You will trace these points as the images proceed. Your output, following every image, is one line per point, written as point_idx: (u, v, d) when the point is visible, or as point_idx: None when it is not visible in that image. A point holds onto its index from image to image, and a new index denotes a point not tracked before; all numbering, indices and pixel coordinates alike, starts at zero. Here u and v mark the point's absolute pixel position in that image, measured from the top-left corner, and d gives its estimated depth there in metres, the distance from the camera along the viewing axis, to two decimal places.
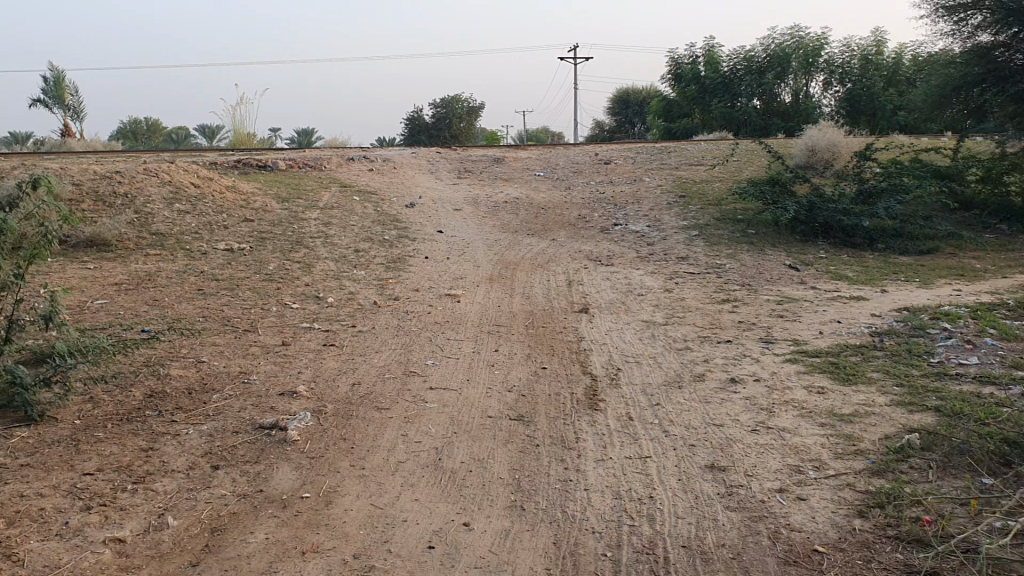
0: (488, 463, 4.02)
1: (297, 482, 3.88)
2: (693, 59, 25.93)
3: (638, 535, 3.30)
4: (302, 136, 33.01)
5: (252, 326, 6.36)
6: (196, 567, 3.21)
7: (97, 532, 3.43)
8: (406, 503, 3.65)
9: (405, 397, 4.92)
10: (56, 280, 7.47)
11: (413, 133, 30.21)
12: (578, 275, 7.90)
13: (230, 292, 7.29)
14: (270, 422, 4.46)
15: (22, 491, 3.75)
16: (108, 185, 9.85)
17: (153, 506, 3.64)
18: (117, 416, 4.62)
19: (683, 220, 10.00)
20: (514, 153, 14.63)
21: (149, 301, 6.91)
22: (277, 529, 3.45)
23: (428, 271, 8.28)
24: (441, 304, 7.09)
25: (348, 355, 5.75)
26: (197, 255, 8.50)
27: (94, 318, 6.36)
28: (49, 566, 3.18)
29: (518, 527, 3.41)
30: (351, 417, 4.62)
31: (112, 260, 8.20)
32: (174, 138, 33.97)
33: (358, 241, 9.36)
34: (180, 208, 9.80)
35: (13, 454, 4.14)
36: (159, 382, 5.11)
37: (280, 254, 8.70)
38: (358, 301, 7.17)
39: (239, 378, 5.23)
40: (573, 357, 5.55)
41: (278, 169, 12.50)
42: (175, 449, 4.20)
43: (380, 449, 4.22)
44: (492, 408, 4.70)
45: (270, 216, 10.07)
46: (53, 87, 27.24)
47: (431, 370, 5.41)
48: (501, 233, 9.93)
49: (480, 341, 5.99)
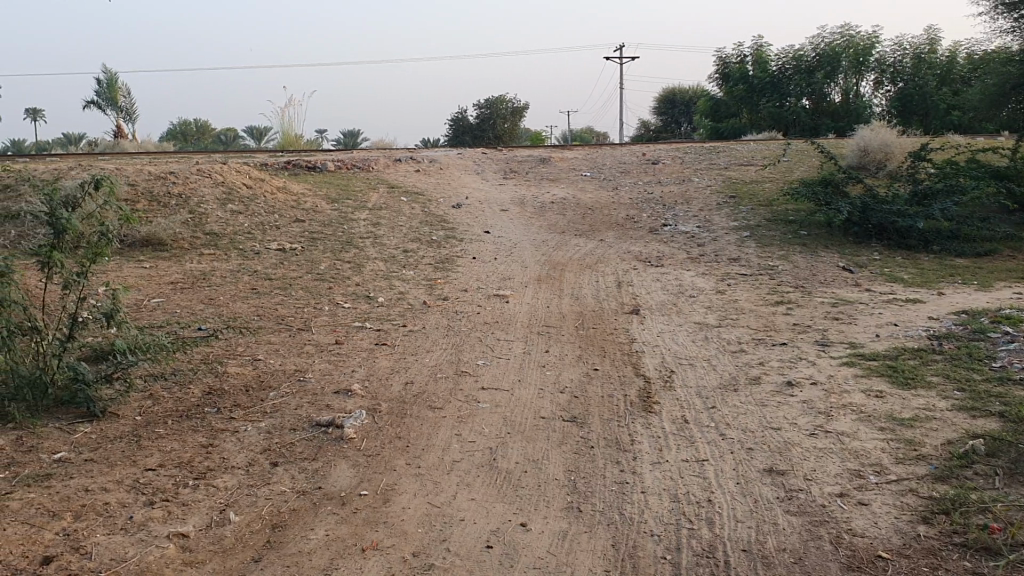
0: (543, 463, 4.02)
1: (354, 479, 3.91)
2: (741, 58, 25.71)
3: (697, 539, 3.28)
4: (347, 137, 33.38)
5: (306, 325, 6.44)
6: (258, 563, 3.25)
7: (161, 526, 3.49)
8: (463, 502, 3.67)
9: (458, 397, 4.94)
10: (115, 278, 7.63)
11: (458, 133, 30.43)
12: (628, 275, 7.90)
13: (283, 292, 7.38)
14: (327, 420, 4.50)
15: (87, 486, 3.83)
16: (163, 185, 10.04)
17: (215, 502, 3.70)
18: (176, 412, 4.70)
19: (732, 221, 9.92)
20: (560, 153, 14.62)
21: (205, 300, 7.02)
22: (336, 527, 3.49)
23: (477, 272, 8.31)
24: (490, 304, 7.11)
25: (400, 354, 5.79)
26: (250, 254, 8.63)
27: (152, 316, 6.49)
28: (115, 559, 3.25)
29: (576, 528, 3.41)
30: (405, 416, 4.65)
31: (168, 259, 8.35)
32: (223, 139, 34.52)
33: (407, 241, 9.43)
34: (233, 208, 9.95)
35: (77, 450, 4.23)
36: (217, 379, 5.19)
37: (331, 254, 8.79)
38: (408, 301, 7.22)
39: (294, 376, 5.29)
40: (625, 357, 5.55)
41: (327, 170, 12.65)
42: (235, 446, 4.26)
43: (435, 448, 4.24)
44: (545, 408, 4.70)
45: (321, 216, 10.18)
46: (105, 88, 27.89)
47: (482, 370, 5.42)
48: (549, 233, 9.94)
49: (532, 341, 6.01)
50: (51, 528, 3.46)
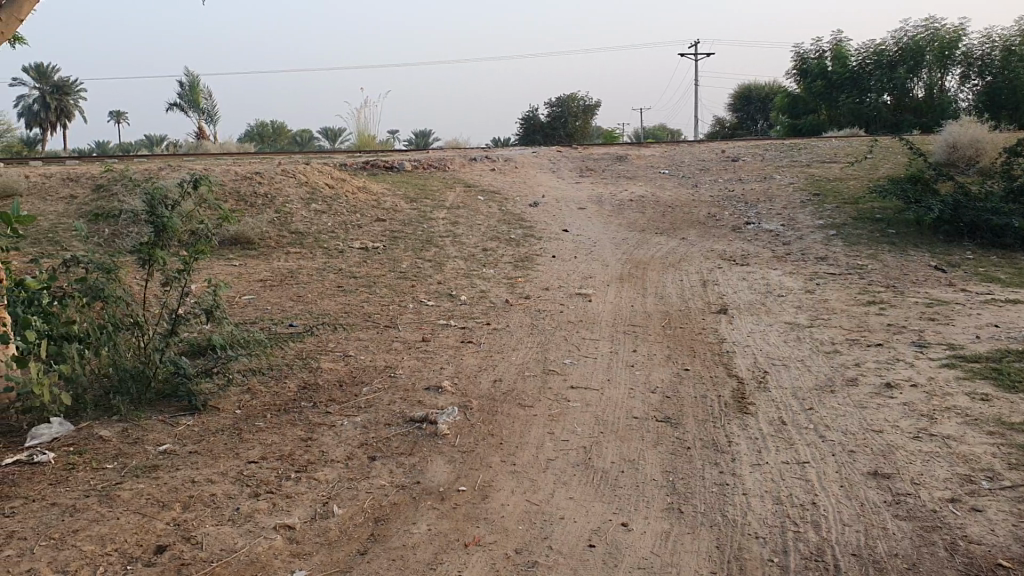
0: (640, 463, 3.99)
1: (451, 475, 3.95)
2: (819, 54, 25.33)
3: (805, 542, 3.23)
4: (419, 137, 33.68)
5: (392, 322, 6.52)
6: (364, 556, 3.30)
7: (266, 518, 3.57)
8: (562, 500, 3.67)
9: (548, 396, 4.93)
10: (206, 277, 7.84)
11: (529, 132, 30.48)
12: (712, 275, 7.79)
13: (368, 290, 7.48)
14: (420, 416, 4.56)
15: (193, 477, 3.94)
16: (250, 185, 10.26)
17: (317, 494, 3.77)
18: (275, 406, 4.80)
19: (817, 219, 9.72)
20: (637, 152, 14.49)
21: (294, 297, 7.16)
22: (438, 521, 3.53)
23: (558, 271, 8.26)
24: (573, 303, 7.08)
25: (487, 352, 5.81)
26: (333, 253, 8.75)
27: (245, 314, 6.64)
28: (225, 550, 3.33)
29: (679, 529, 3.39)
30: (496, 413, 4.67)
31: (255, 258, 8.53)
32: (297, 140, 35.19)
33: (486, 241, 9.43)
34: (317, 208, 10.13)
35: (182, 442, 4.35)
36: (311, 374, 5.29)
37: (413, 252, 8.87)
38: (490, 299, 7.22)
39: (385, 372, 5.36)
40: (716, 358, 5.49)
41: (405, 170, 12.80)
42: (333, 439, 4.33)
43: (529, 446, 4.24)
44: (637, 408, 4.67)
45: (400, 216, 10.28)
46: (188, 91, 28.65)
47: (570, 369, 5.40)
48: (629, 232, 9.87)
49: (618, 341, 5.97)
50: (162, 517, 3.56)
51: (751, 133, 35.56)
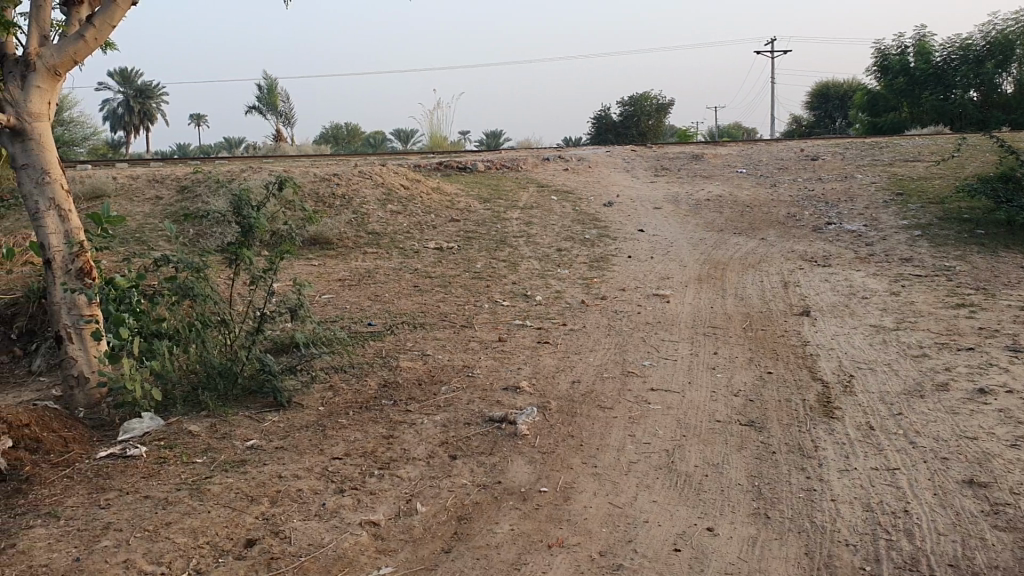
0: (725, 467, 3.94)
1: (533, 475, 3.95)
2: (901, 50, 24.80)
3: (898, 551, 3.15)
4: (489, 138, 33.83)
5: (468, 322, 6.55)
6: (449, 554, 3.33)
7: (352, 514, 3.62)
8: (645, 503, 3.64)
9: (627, 397, 4.91)
10: (287, 277, 8.00)
11: (600, 131, 30.40)
12: (792, 275, 7.67)
13: (444, 289, 7.54)
14: (500, 415, 4.56)
15: (280, 472, 4.01)
16: (328, 186, 10.45)
17: (400, 492, 3.80)
18: (356, 404, 4.87)
19: (901, 220, 9.47)
20: (712, 150, 14.33)
21: (372, 297, 7.26)
22: (521, 521, 3.54)
23: (634, 271, 8.21)
24: (650, 304, 7.03)
25: (563, 352, 5.80)
26: (409, 254, 8.84)
27: (325, 313, 6.77)
28: (313, 545, 3.39)
29: (766, 534, 3.34)
30: (576, 414, 4.65)
31: (334, 258, 8.68)
32: (371, 143, 35.65)
33: (560, 241, 9.41)
34: (393, 208, 10.25)
35: (268, 437, 4.44)
36: (390, 373, 5.35)
37: (487, 252, 8.91)
38: (566, 300, 7.21)
39: (463, 371, 5.39)
40: (799, 361, 5.38)
41: (478, 170, 12.87)
42: (414, 438, 4.37)
43: (610, 448, 4.22)
44: (720, 412, 4.61)
45: (474, 216, 10.33)
46: (266, 95, 29.35)
47: (649, 371, 5.36)
48: (705, 232, 9.74)
49: (698, 343, 5.91)
50: (252, 511, 3.64)
51: (829, 131, 34.89)
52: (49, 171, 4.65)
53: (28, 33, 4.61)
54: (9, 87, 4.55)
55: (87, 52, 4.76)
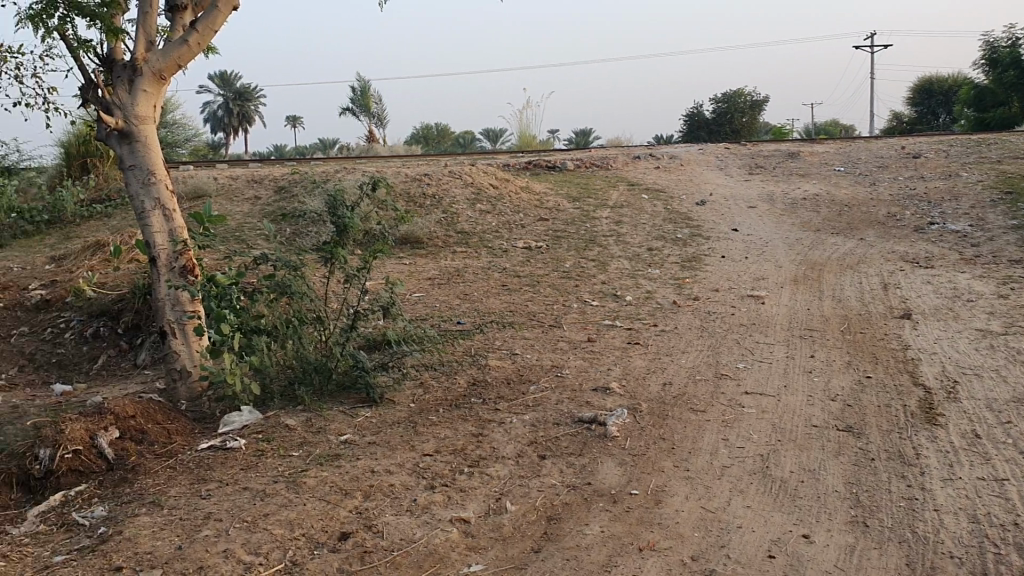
0: (821, 474, 3.84)
1: (623, 477, 3.92)
2: (1011, 42, 23.76)
3: (1007, 566, 3.03)
4: (578, 136, 33.74)
5: (558, 322, 6.55)
6: (538, 554, 3.34)
7: (443, 510, 3.66)
8: (738, 509, 3.58)
9: (720, 400, 4.83)
10: (379, 275, 8.13)
11: (692, 129, 30.02)
12: (893, 277, 7.43)
13: (533, 288, 7.56)
14: (590, 416, 4.54)
15: (373, 467, 4.08)
16: (419, 186, 10.60)
17: (490, 490, 3.82)
18: (446, 401, 4.92)
19: (1010, 219, 9.08)
20: (809, 148, 13.98)
21: (461, 296, 7.33)
22: (612, 523, 3.51)
23: (727, 271, 8.08)
24: (744, 305, 6.90)
25: (654, 354, 5.74)
26: (498, 253, 8.88)
27: (416, 311, 6.87)
28: (405, 540, 3.43)
29: (864, 543, 3.25)
30: (667, 417, 4.60)
31: (424, 257, 8.78)
32: (461, 143, 35.94)
33: (650, 241, 9.31)
34: (482, 208, 10.31)
35: (361, 433, 4.52)
36: (480, 372, 5.38)
37: (576, 252, 8.89)
38: (657, 300, 7.13)
39: (552, 371, 5.39)
40: (900, 365, 5.21)
41: (567, 169, 12.85)
42: (504, 437, 4.39)
43: (703, 452, 4.16)
44: (817, 417, 4.50)
45: (564, 215, 10.31)
46: (359, 96, 29.96)
47: (743, 374, 5.27)
48: (801, 232, 9.51)
49: (793, 346, 5.77)
50: (346, 505, 3.71)
51: (934, 128, 33.63)
52: (154, 172, 4.83)
53: (135, 38, 4.79)
54: (118, 92, 4.75)
55: (191, 55, 4.91)
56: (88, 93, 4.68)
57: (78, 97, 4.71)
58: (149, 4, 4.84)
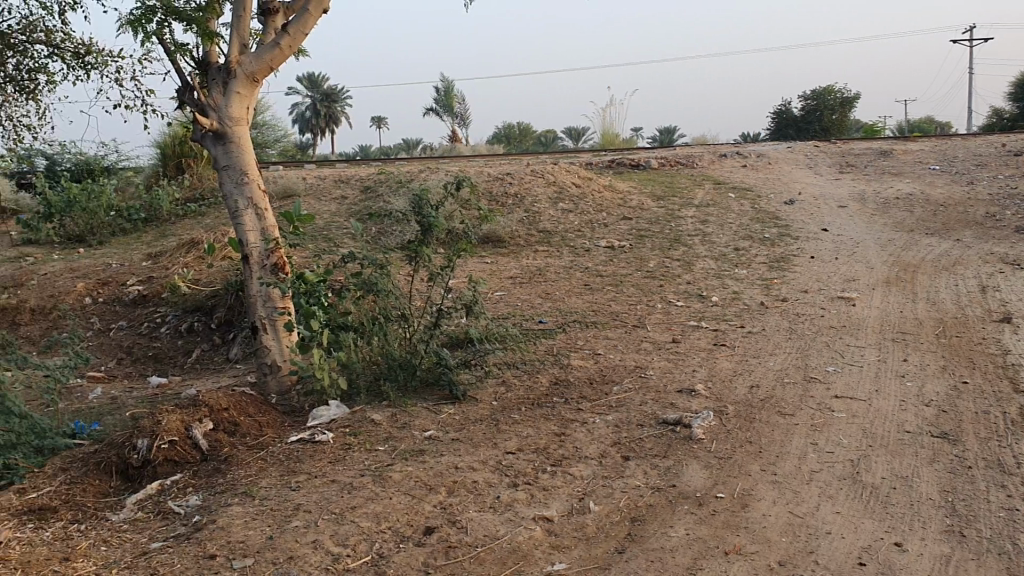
0: (914, 481, 3.74)
1: (708, 480, 3.88)
2: None
3: None
4: (662, 134, 33.43)
5: (641, 322, 6.51)
6: (622, 554, 3.33)
7: (526, 508, 3.67)
8: (827, 514, 3.51)
9: (809, 404, 4.74)
10: (462, 274, 8.20)
11: (780, 127, 29.45)
12: (992, 279, 7.17)
13: (616, 288, 7.52)
14: (674, 418, 4.50)
15: (456, 463, 4.12)
16: (501, 185, 10.66)
17: (573, 490, 3.83)
18: (529, 400, 4.94)
19: None
20: (902, 146, 13.58)
21: (544, 295, 7.35)
22: (696, 526, 3.48)
23: (816, 272, 7.90)
24: (834, 307, 6.74)
25: (741, 356, 5.66)
26: (580, 252, 8.87)
27: (498, 309, 6.92)
28: (489, 536, 3.46)
29: (961, 554, 3.16)
30: (754, 420, 4.53)
31: (507, 256, 8.83)
32: (543, 142, 35.97)
33: (737, 240, 9.18)
34: (566, 207, 10.32)
35: (444, 429, 4.57)
36: (563, 371, 5.39)
37: (660, 251, 8.81)
38: (744, 301, 7.03)
39: (637, 371, 5.36)
40: (999, 371, 5.03)
41: (651, 168, 12.75)
42: (587, 436, 4.39)
43: (790, 456, 4.09)
44: (910, 422, 4.37)
45: (647, 214, 10.24)
46: (443, 96, 30.29)
47: (833, 377, 5.15)
48: (894, 232, 9.26)
49: (886, 349, 5.62)
50: (430, 500, 3.76)
51: None
52: (247, 172, 4.97)
53: (230, 42, 4.93)
54: (214, 94, 4.89)
55: (282, 58, 5.04)
56: (185, 95, 4.83)
57: (176, 98, 4.87)
58: (242, 8, 4.97)
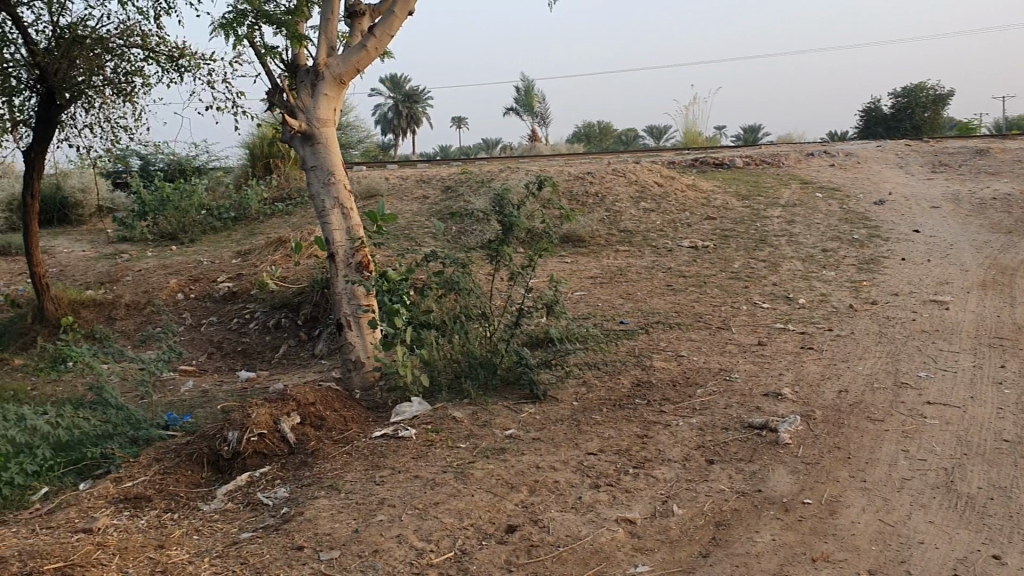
0: (1014, 492, 3.60)
1: (795, 486, 3.81)
2: None
3: None
4: (746, 133, 32.89)
5: (726, 324, 6.42)
6: (706, 558, 3.30)
7: (608, 509, 3.66)
8: (920, 523, 3.41)
9: (900, 410, 4.61)
10: (544, 274, 8.21)
11: (869, 125, 28.69)
12: None
13: (699, 289, 7.44)
14: (760, 422, 4.42)
15: (538, 463, 4.13)
16: (582, 185, 10.63)
17: (657, 492, 3.80)
18: (611, 401, 4.92)
19: None
20: (1001, 144, 13.09)
21: (625, 295, 7.31)
22: (783, 532, 3.42)
23: (908, 275, 7.68)
24: (926, 311, 6.54)
25: (829, 359, 5.53)
26: (663, 252, 8.79)
27: (579, 309, 6.92)
28: (571, 536, 3.46)
29: None
30: (843, 425, 4.43)
31: (588, 255, 8.81)
32: (625, 141, 35.77)
33: (825, 241, 8.99)
34: (647, 206, 10.24)
35: (525, 428, 4.59)
36: (645, 372, 5.36)
37: (745, 252, 8.68)
38: (832, 304, 6.87)
39: (721, 374, 5.29)
40: None
41: (735, 167, 12.56)
42: (670, 439, 4.35)
43: (880, 463, 3.98)
44: (1009, 432, 4.21)
45: (732, 214, 10.09)
46: (524, 96, 30.39)
47: (925, 383, 5.00)
48: (992, 234, 8.93)
49: (982, 355, 5.43)
50: (512, 499, 3.78)
51: None
52: (334, 172, 5.07)
53: (318, 45, 5.03)
54: (302, 96, 5.02)
55: (368, 60, 5.12)
56: (275, 97, 4.95)
57: (266, 100, 5.00)
58: (331, 10, 5.07)
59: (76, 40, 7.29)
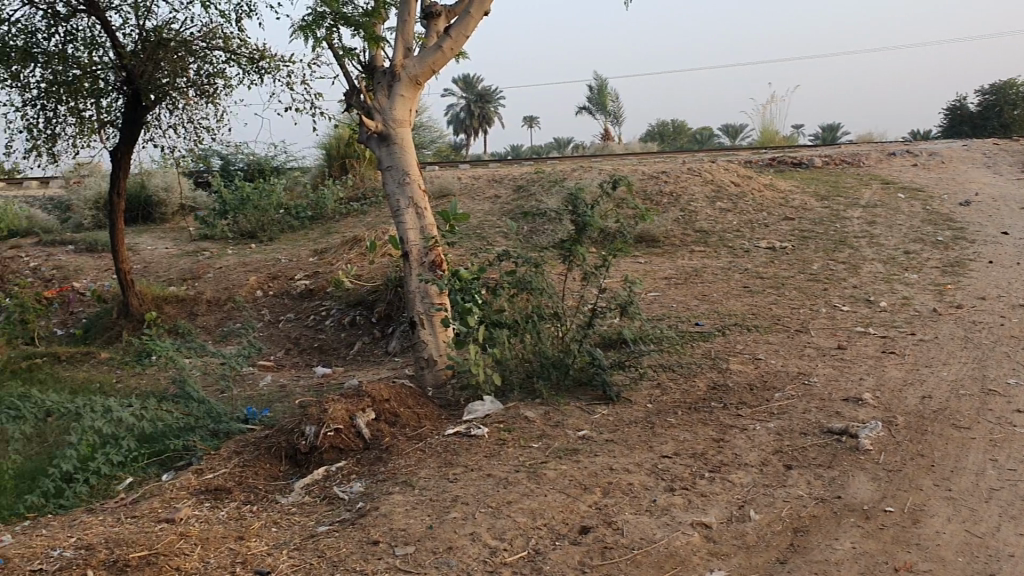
0: None
1: (876, 493, 3.71)
2: None
3: None
4: (825, 132, 32.20)
5: (804, 326, 6.30)
6: (784, 565, 3.24)
7: (682, 513, 3.62)
8: (1009, 535, 3.30)
9: (988, 418, 4.46)
10: (617, 274, 8.17)
11: (954, 124, 27.83)
12: None
13: (776, 291, 7.31)
14: (840, 428, 4.33)
15: (611, 464, 4.11)
16: (656, 185, 10.54)
17: (733, 496, 3.75)
18: (686, 403, 4.87)
19: None
20: None
21: (699, 296, 7.23)
22: (864, 540, 3.34)
23: (995, 278, 7.42)
24: (1015, 315, 6.32)
25: (912, 364, 5.38)
26: (738, 253, 8.66)
27: (653, 310, 6.86)
28: (645, 539, 3.44)
29: None
30: (926, 432, 4.30)
31: (662, 256, 8.74)
32: (699, 140, 35.37)
33: (907, 242, 8.76)
34: (723, 206, 10.10)
35: (598, 429, 4.57)
36: (721, 375, 5.29)
37: (823, 253, 8.50)
38: (915, 307, 6.68)
39: (800, 378, 5.19)
40: None
41: (814, 167, 12.31)
42: (746, 443, 4.28)
43: (967, 472, 3.86)
44: None
45: (811, 214, 9.88)
46: (597, 95, 30.27)
47: (1015, 390, 4.82)
48: None
49: None
50: (586, 500, 3.77)
51: None
52: (409, 172, 5.12)
53: (395, 46, 5.09)
54: (379, 97, 5.09)
55: (444, 61, 5.15)
56: (352, 98, 5.03)
57: (344, 102, 5.08)
58: (407, 12, 5.12)
59: (160, 43, 7.55)
